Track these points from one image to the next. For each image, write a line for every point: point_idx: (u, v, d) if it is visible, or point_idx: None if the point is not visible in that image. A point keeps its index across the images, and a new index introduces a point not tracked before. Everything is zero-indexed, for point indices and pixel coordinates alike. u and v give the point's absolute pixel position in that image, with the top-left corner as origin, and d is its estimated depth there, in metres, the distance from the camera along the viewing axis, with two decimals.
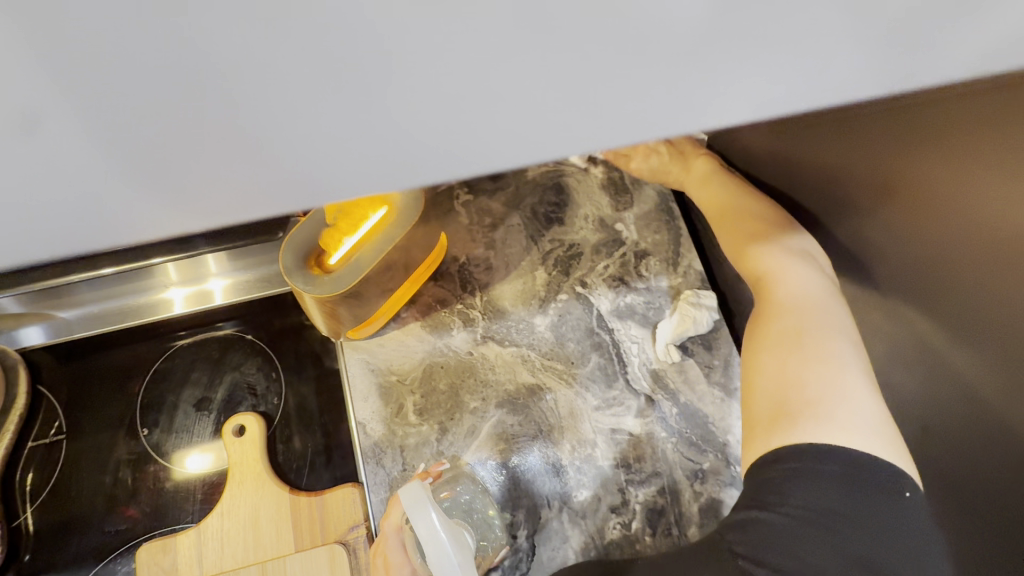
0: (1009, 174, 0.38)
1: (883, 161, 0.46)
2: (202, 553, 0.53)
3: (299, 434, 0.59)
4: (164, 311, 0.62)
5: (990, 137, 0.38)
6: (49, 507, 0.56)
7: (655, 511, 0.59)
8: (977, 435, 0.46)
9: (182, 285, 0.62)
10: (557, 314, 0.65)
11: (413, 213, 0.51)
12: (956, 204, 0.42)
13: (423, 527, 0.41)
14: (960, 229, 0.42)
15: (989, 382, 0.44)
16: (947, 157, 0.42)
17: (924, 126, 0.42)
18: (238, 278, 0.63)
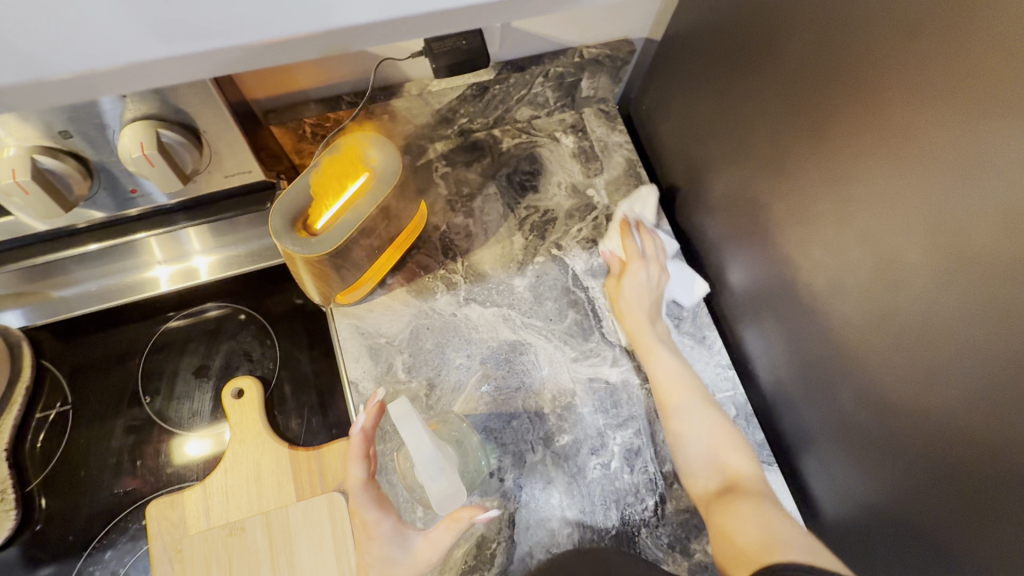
0: (940, 104, 0.39)
1: (823, 102, 0.49)
2: (209, 506, 0.56)
3: (296, 394, 0.63)
4: (151, 289, 0.64)
5: (923, 66, 0.40)
6: (59, 472, 0.59)
7: (632, 451, 0.63)
8: (882, 393, 0.49)
9: (168, 263, 0.65)
10: (535, 275, 0.69)
11: (393, 176, 0.55)
12: (888, 138, 0.43)
13: (411, 433, 0.46)
14: (890, 160, 0.43)
15: (909, 336, 0.45)
16: (876, 96, 0.44)
17: (857, 62, 0.45)
18: (221, 256, 0.66)
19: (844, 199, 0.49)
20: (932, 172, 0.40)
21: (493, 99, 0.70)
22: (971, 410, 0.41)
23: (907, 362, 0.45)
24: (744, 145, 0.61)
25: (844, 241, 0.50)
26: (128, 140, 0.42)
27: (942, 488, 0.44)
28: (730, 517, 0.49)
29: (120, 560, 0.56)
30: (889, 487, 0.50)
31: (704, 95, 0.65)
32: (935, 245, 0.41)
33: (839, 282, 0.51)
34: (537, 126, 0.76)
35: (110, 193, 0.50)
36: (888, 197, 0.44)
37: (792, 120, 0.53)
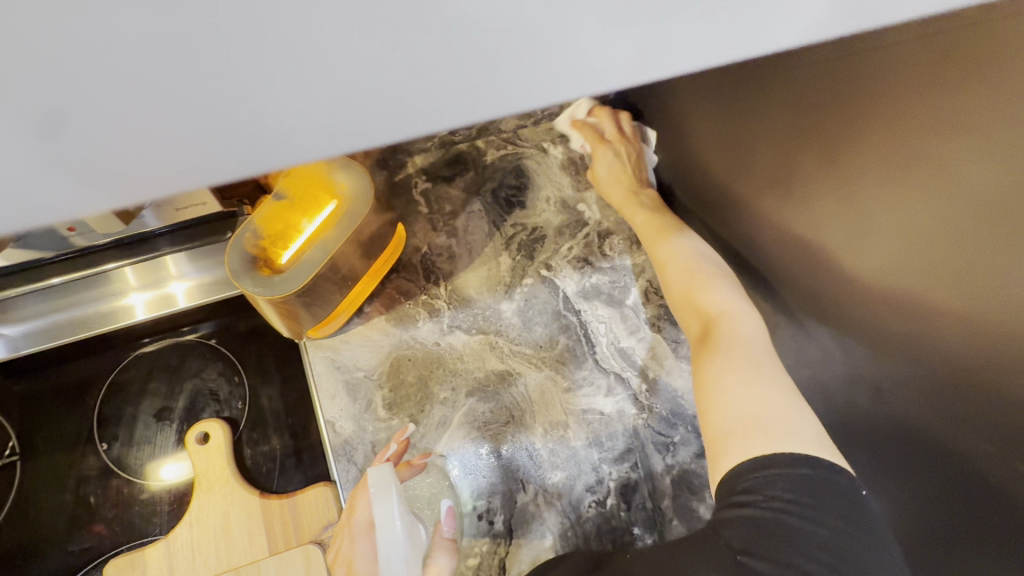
0: (970, 137, 0.34)
1: (803, 135, 0.44)
2: (173, 564, 0.52)
3: (267, 437, 0.58)
4: (125, 318, 0.58)
5: (933, 100, 0.36)
6: (7, 531, 0.54)
7: (629, 486, 0.59)
8: (878, 443, 0.46)
9: (142, 290, 0.57)
10: (523, 299, 0.65)
11: (363, 203, 0.50)
12: (900, 177, 0.38)
13: (383, 510, 0.46)
14: (907, 200, 0.38)
15: (916, 391, 0.41)
16: (879, 133, 0.39)
17: (849, 98, 0.40)
18: (201, 280, 0.59)
19: (854, 218, 0.42)
20: (980, 196, 0.34)
21: None
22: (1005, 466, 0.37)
23: (925, 412, 0.41)
24: (736, 153, 0.52)
25: (846, 266, 0.43)
26: None
27: (962, 548, 0.41)
28: (716, 375, 0.48)
29: None
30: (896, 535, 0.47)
31: (675, 111, 0.60)
32: (975, 294, 0.36)
33: (831, 332, 0.47)
34: (523, 136, 0.71)
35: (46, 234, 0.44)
36: (913, 219, 0.38)
37: (791, 121, 0.45)
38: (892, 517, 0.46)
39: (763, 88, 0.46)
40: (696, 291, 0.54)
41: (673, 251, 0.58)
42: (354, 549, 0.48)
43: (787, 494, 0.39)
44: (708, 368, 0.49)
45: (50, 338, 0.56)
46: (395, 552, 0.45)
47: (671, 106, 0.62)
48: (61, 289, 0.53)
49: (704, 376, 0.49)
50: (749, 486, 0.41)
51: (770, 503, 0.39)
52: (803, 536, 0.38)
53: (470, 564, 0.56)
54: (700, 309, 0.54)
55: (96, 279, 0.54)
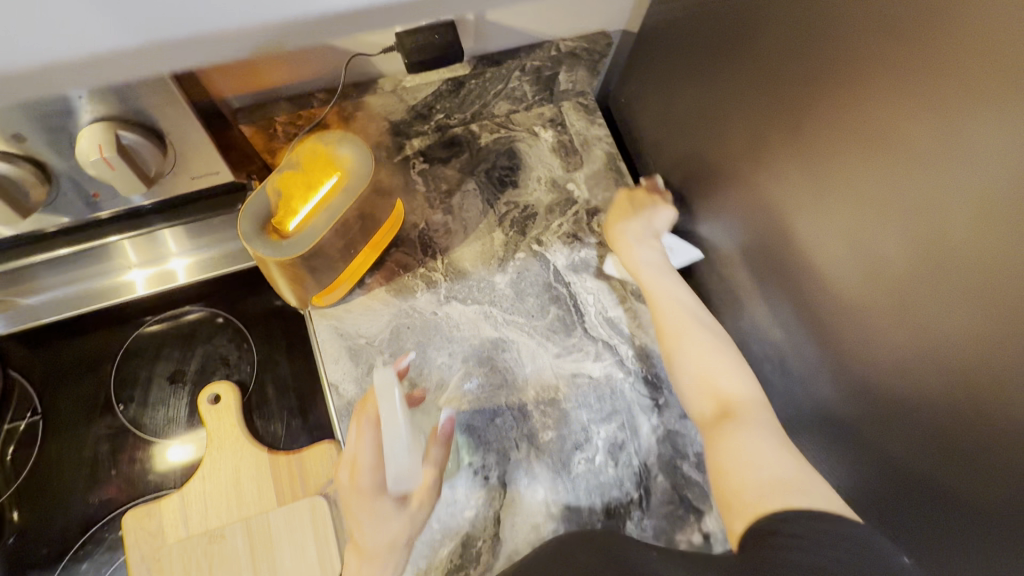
0: (920, 111, 0.39)
1: (790, 106, 0.50)
2: (187, 515, 0.55)
3: (274, 398, 0.62)
4: (127, 293, 0.61)
5: (890, 76, 0.40)
6: (31, 486, 0.57)
7: (617, 445, 0.63)
8: (848, 387, 0.50)
9: (143, 266, 0.62)
10: (516, 272, 0.69)
11: (365, 175, 0.54)
12: (866, 145, 0.43)
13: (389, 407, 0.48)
14: (872, 167, 0.43)
15: (873, 330, 0.46)
16: (848, 106, 0.44)
17: (824, 73, 0.46)
18: (200, 258, 0.63)
19: (840, 195, 0.47)
20: (945, 183, 0.38)
21: (469, 95, 0.68)
22: (941, 394, 0.40)
23: (882, 354, 0.45)
24: (734, 121, 0.58)
25: (835, 243, 0.48)
26: (88, 143, 0.41)
27: (914, 478, 0.44)
28: (730, 441, 0.47)
29: (98, 571, 0.55)
30: (857, 476, 0.51)
31: (680, 87, 0.66)
32: (925, 252, 0.40)
33: (813, 284, 0.53)
34: (516, 121, 0.75)
35: (74, 199, 0.48)
36: (890, 197, 0.42)
37: (790, 103, 0.50)
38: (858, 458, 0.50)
39: (757, 60, 0.53)
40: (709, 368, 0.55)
41: (680, 319, 0.59)
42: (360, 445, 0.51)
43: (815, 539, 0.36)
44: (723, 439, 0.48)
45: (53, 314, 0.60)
46: (399, 446, 0.47)
47: (668, 81, 0.68)
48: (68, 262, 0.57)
49: (717, 445, 0.48)
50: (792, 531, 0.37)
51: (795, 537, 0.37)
52: (832, 563, 0.35)
53: (466, 517, 0.59)
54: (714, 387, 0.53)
55: (98, 253, 0.58)
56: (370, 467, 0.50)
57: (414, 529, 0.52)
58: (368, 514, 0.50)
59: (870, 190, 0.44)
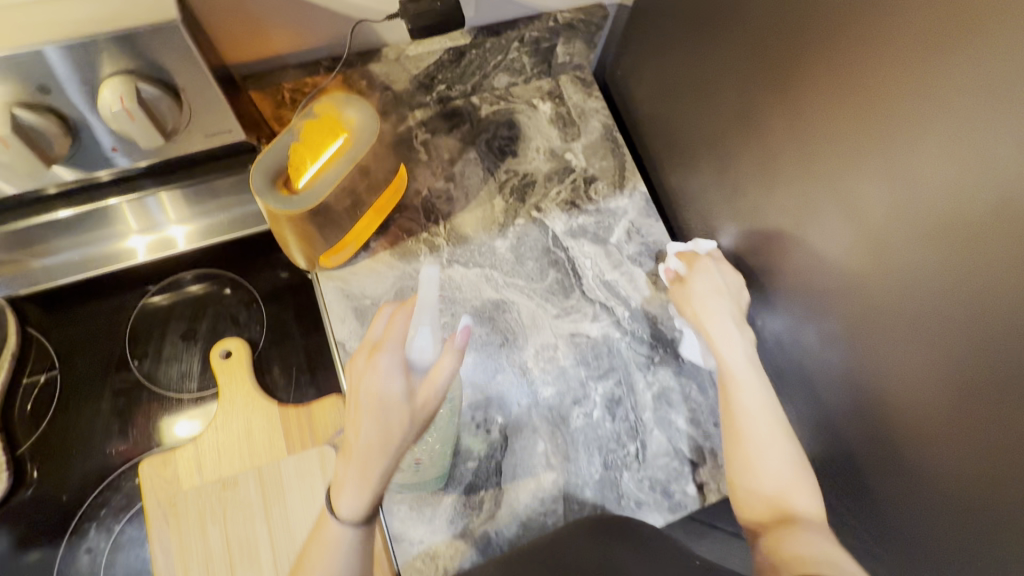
0: (906, 90, 0.42)
1: (787, 88, 0.54)
2: (201, 463, 0.57)
3: (283, 355, 0.64)
4: (128, 260, 0.63)
5: (877, 57, 0.44)
6: (51, 436, 0.59)
7: (614, 401, 0.65)
8: (851, 335, 0.53)
9: (143, 233, 0.63)
10: (516, 237, 0.71)
11: (370, 135, 0.56)
12: (859, 127, 0.47)
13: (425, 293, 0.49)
14: (864, 148, 0.47)
15: (869, 280, 0.49)
16: (840, 90, 0.48)
17: (818, 60, 0.49)
18: (199, 225, 0.64)
19: (839, 170, 0.51)
20: (933, 166, 0.42)
21: (471, 64, 0.71)
22: (934, 330, 0.44)
23: (879, 303, 0.49)
24: (730, 89, 0.61)
25: (836, 215, 0.52)
26: (109, 94, 0.43)
27: (903, 415, 0.48)
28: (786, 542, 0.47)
29: (116, 517, 0.57)
30: (857, 415, 0.54)
31: (676, 57, 0.68)
32: (915, 220, 0.44)
33: (813, 240, 0.56)
34: (515, 93, 0.77)
35: (93, 154, 0.50)
36: (883, 174, 0.46)
37: (789, 81, 0.53)
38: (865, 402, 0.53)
39: (749, 30, 0.56)
40: (755, 459, 0.55)
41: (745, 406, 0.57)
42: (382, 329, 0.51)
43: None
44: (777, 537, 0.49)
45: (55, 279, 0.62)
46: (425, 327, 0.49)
47: (662, 51, 0.70)
48: (68, 226, 0.59)
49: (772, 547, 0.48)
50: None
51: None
52: None
53: (469, 467, 0.61)
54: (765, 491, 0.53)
55: (98, 218, 0.60)
56: (382, 353, 0.49)
57: (410, 434, 0.48)
58: (369, 398, 0.48)
59: (862, 163, 0.48)
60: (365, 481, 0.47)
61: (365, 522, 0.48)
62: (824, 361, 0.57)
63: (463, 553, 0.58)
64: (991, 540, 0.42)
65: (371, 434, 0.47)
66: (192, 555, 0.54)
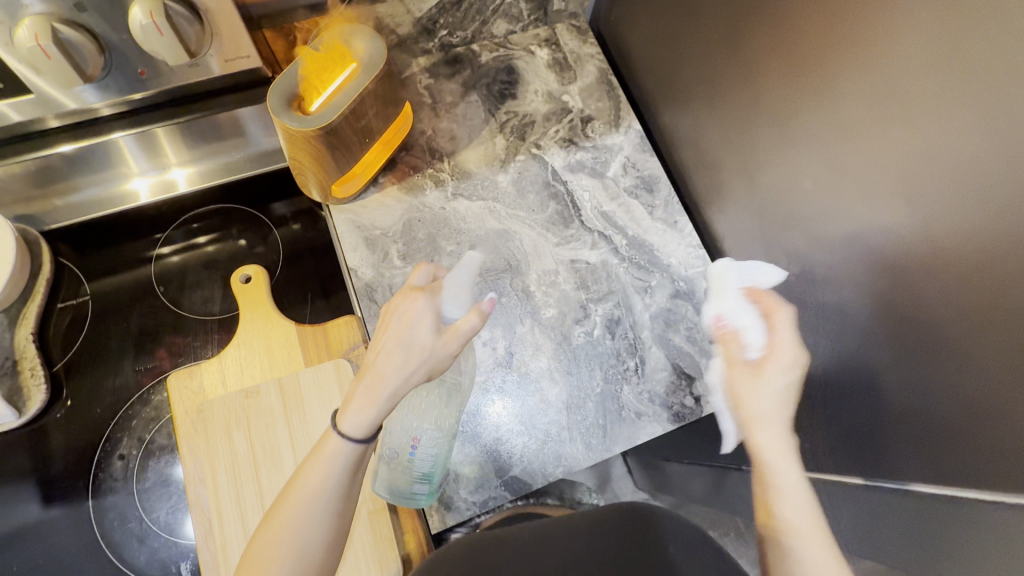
0: (887, 14, 0.44)
1: (780, 24, 0.55)
2: (225, 376, 0.61)
3: (299, 282, 0.69)
4: (131, 201, 0.66)
5: None
6: (83, 356, 0.63)
7: (613, 321, 0.69)
8: (841, 240, 0.55)
9: (144, 175, 0.66)
10: (517, 172, 0.74)
11: (378, 64, 0.59)
12: (849, 56, 0.49)
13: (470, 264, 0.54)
14: (850, 71, 0.49)
15: (856, 187, 0.52)
16: (828, 21, 0.50)
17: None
18: (200, 168, 0.68)
19: (830, 109, 0.53)
20: (924, 121, 0.43)
21: (471, 9, 0.74)
22: (907, 221, 0.47)
23: (859, 203, 0.52)
24: (718, 19, 0.64)
25: (832, 138, 0.54)
26: (138, 9, 0.47)
27: (881, 311, 0.51)
28: None
29: (145, 427, 0.61)
30: (846, 317, 0.56)
31: None
32: (903, 141, 0.46)
33: (801, 154, 0.58)
34: (513, 41, 0.81)
35: (121, 78, 0.54)
36: (875, 118, 0.48)
37: (790, 25, 0.54)
38: (852, 300, 0.55)
39: None
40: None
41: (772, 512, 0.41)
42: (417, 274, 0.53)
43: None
44: None
45: (71, 216, 0.65)
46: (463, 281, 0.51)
47: None
48: (77, 163, 0.61)
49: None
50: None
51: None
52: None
53: (478, 382, 0.65)
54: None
55: (104, 157, 0.61)
56: (422, 293, 0.49)
57: (424, 372, 0.47)
58: (401, 323, 0.48)
59: (848, 82, 0.50)
60: (373, 398, 0.46)
61: (365, 442, 0.47)
62: (820, 270, 0.59)
63: (473, 460, 0.62)
64: (953, 431, 0.44)
65: (393, 358, 0.46)
66: (219, 458, 0.58)
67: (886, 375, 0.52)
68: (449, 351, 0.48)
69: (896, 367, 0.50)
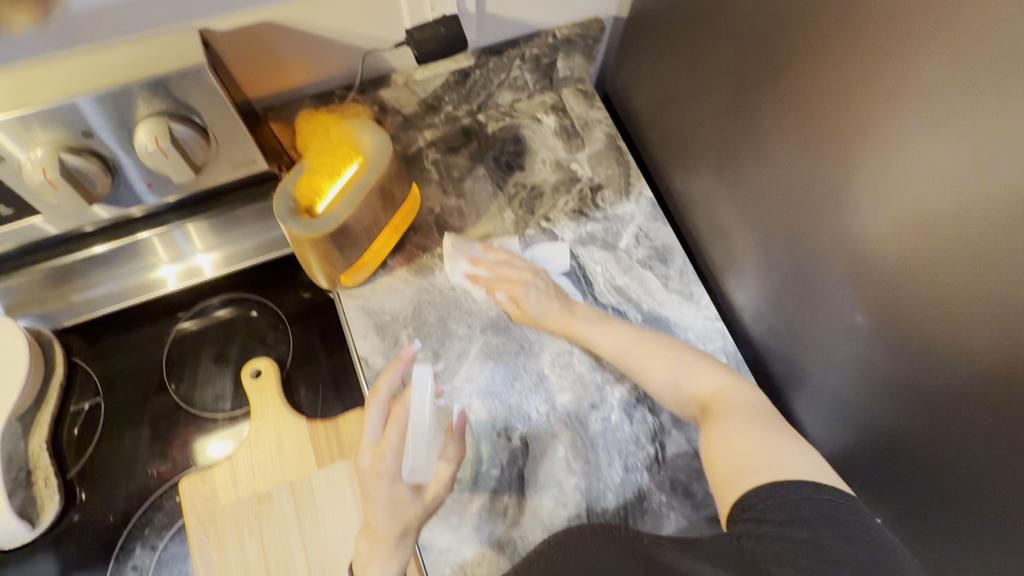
0: (900, 86, 0.43)
1: (787, 89, 0.54)
2: (237, 480, 0.60)
3: (309, 372, 0.67)
4: (158, 289, 0.68)
5: (876, 60, 0.45)
6: (95, 462, 0.62)
7: (631, 404, 0.67)
8: (870, 332, 0.53)
9: (172, 263, 0.68)
10: (527, 247, 0.73)
11: (384, 160, 0.59)
12: (861, 125, 0.47)
13: (416, 401, 0.56)
14: (862, 141, 0.48)
15: (877, 267, 0.50)
16: (838, 92, 0.49)
17: (811, 60, 0.50)
18: (223, 252, 0.69)
19: (834, 166, 0.52)
20: (950, 195, 0.42)
21: (475, 84, 0.73)
22: (963, 326, 0.43)
23: (888, 298, 0.50)
24: (722, 86, 0.63)
25: (845, 209, 0.52)
26: (145, 133, 0.46)
27: (926, 413, 0.49)
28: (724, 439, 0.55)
29: (159, 534, 0.60)
30: (882, 411, 0.54)
31: (669, 61, 0.71)
32: (927, 212, 0.44)
33: (813, 226, 0.57)
34: (518, 109, 0.80)
35: (129, 190, 0.54)
36: (884, 185, 0.47)
37: (810, 70, 0.51)
38: (888, 393, 0.52)
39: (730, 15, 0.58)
40: (688, 381, 0.61)
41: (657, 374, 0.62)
42: (371, 424, 0.56)
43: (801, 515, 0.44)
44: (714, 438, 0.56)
45: (90, 310, 0.67)
46: (420, 433, 0.55)
47: (660, 54, 0.72)
48: (105, 261, 0.63)
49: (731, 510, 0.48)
50: (757, 507, 0.46)
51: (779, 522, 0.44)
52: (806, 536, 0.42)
53: (493, 475, 0.63)
54: (694, 395, 0.61)
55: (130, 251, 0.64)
56: (384, 466, 0.54)
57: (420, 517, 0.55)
58: (382, 498, 0.54)
59: (862, 155, 0.48)
60: (390, 556, 0.54)
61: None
62: (847, 357, 0.57)
63: (491, 558, 0.60)
64: None
65: (390, 524, 0.54)
66: (234, 567, 0.57)
67: (938, 476, 0.49)
68: (440, 499, 0.56)
69: (953, 473, 0.47)
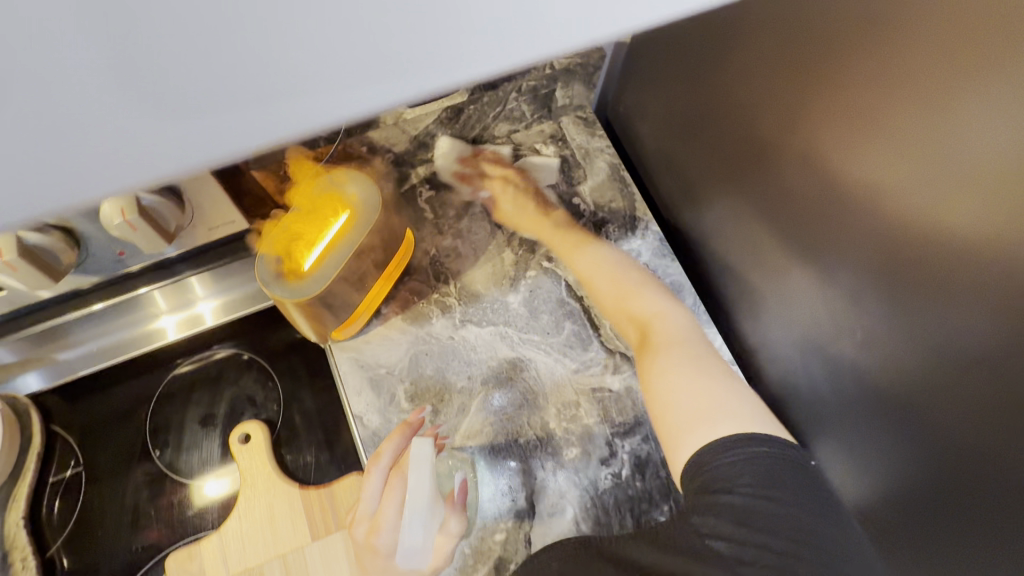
0: (923, 102, 0.38)
1: (795, 106, 0.50)
2: (226, 556, 0.56)
3: (301, 433, 0.63)
4: (158, 339, 0.66)
5: (897, 78, 0.40)
6: (77, 537, 0.59)
7: (642, 459, 0.63)
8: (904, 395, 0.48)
9: (172, 312, 0.66)
10: (528, 290, 0.69)
11: (373, 214, 0.57)
12: (876, 144, 0.43)
13: (417, 476, 0.52)
14: (875, 161, 0.43)
15: (903, 322, 0.45)
16: (851, 110, 0.44)
17: (820, 74, 0.46)
18: (225, 299, 0.67)
19: (846, 188, 0.47)
20: (975, 221, 0.37)
21: (469, 119, 0.69)
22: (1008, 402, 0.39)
23: (909, 346, 0.45)
24: (726, 111, 0.59)
25: (855, 235, 0.48)
26: (108, 207, 0.42)
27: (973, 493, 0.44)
28: (658, 375, 0.55)
29: None
30: (902, 476, 0.50)
31: (674, 81, 0.66)
32: (946, 239, 0.39)
33: (828, 264, 0.52)
34: (516, 140, 0.76)
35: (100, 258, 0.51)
36: (898, 210, 0.43)
37: (802, 80, 0.48)
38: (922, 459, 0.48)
39: (734, 34, 0.53)
40: (627, 300, 0.63)
41: (632, 302, 0.62)
42: (367, 499, 0.53)
43: (755, 475, 0.43)
44: (648, 368, 0.56)
45: (76, 369, 0.64)
46: (417, 514, 0.51)
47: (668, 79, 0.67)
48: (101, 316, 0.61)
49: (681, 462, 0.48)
50: (714, 470, 0.44)
51: (742, 489, 0.42)
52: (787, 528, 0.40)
53: (498, 540, 0.59)
54: (633, 317, 0.62)
55: (129, 304, 0.62)
56: (379, 549, 0.51)
57: None
58: None
59: (877, 182, 0.44)
60: None
61: None
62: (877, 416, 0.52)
63: None
64: None
65: None
66: None
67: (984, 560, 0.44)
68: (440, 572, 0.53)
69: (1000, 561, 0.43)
